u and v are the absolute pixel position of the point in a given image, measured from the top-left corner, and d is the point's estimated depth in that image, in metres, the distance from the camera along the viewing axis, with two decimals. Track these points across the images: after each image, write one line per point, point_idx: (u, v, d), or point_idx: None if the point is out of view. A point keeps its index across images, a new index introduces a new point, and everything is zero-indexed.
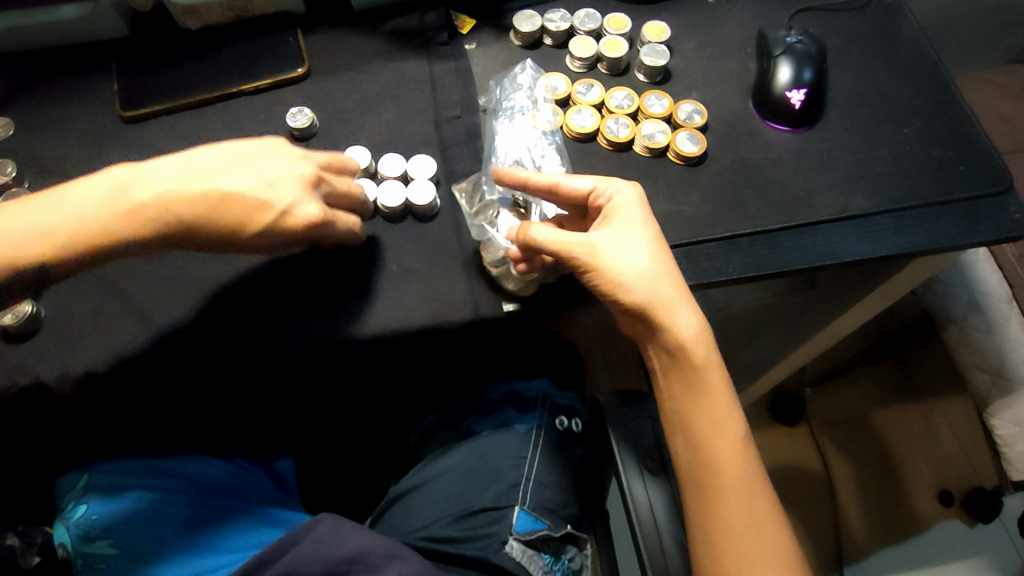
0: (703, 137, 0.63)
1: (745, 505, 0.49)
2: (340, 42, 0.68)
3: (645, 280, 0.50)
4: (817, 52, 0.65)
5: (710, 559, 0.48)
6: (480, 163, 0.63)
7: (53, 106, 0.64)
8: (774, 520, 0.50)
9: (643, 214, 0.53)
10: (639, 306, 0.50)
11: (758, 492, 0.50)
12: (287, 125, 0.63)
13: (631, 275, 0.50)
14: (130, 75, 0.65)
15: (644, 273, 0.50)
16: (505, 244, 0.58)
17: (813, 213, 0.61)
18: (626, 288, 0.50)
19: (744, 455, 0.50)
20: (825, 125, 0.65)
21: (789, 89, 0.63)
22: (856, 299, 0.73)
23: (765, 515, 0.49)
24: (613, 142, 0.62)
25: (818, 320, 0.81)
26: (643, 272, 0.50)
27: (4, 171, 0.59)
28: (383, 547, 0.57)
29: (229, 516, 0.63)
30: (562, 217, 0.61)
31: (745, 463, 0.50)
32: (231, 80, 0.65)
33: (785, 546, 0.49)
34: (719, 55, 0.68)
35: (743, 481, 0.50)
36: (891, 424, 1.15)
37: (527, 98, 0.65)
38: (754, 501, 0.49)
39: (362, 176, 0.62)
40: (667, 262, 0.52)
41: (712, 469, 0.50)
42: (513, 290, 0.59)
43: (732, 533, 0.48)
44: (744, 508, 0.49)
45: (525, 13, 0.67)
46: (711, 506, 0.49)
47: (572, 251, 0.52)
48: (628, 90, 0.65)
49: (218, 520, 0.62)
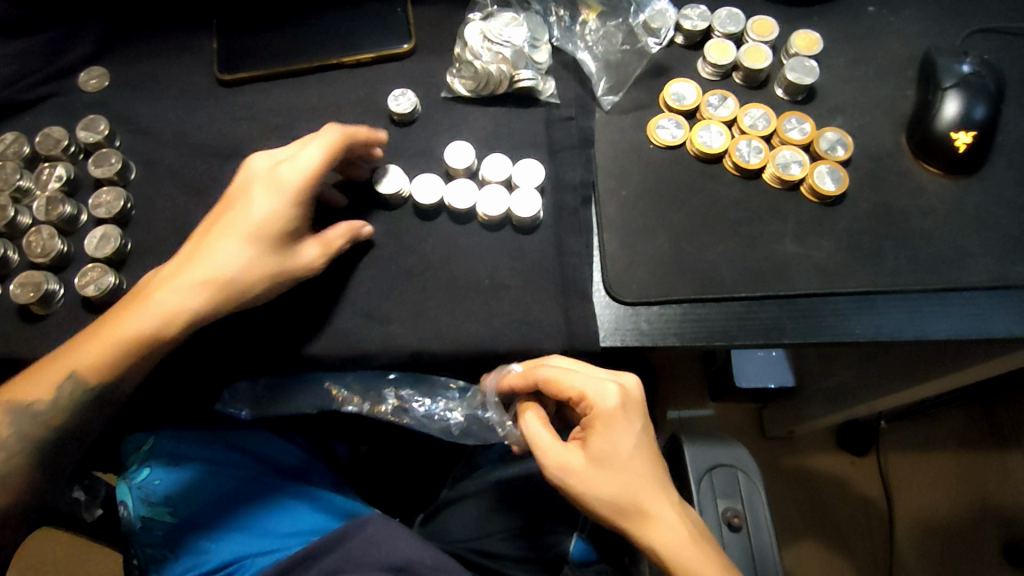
0: (845, 174, 0.55)
1: (606, 479, 0.47)
2: (452, 16, 0.61)
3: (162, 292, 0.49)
4: (994, 87, 0.56)
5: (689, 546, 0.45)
6: (593, 174, 0.56)
7: (151, 61, 0.61)
8: (659, 529, 0.45)
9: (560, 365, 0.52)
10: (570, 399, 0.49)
11: (594, 439, 0.48)
12: (387, 107, 0.58)
13: (563, 376, 0.48)
14: (230, 34, 0.61)
15: (557, 379, 0.48)
16: (529, 62, 0.58)
17: (960, 277, 0.53)
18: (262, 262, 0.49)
19: (631, 445, 0.48)
20: (987, 172, 0.56)
21: (954, 130, 0.55)
22: (961, 367, 0.65)
23: (672, 516, 0.46)
24: (741, 167, 0.55)
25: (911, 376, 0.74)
26: (609, 401, 0.48)
27: (96, 128, 0.57)
28: (432, 559, 0.55)
29: (278, 498, 0.62)
30: (522, 80, 0.57)
31: (630, 452, 0.47)
32: (333, 52, 0.60)
33: (637, 418, 0.48)
34: (873, 76, 0.59)
35: (619, 446, 0.47)
36: (957, 468, 1.08)
37: (537, 79, 0.58)
38: (661, 481, 0.47)
39: (462, 176, 0.56)
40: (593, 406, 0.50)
41: (616, 484, 0.47)
42: (537, 44, 0.59)
43: (630, 483, 0.47)
44: (657, 492, 0.47)
45: (657, 8, 0.60)
46: (619, 488, 0.47)
47: (225, 271, 0.49)
48: (765, 108, 0.58)
49: (270, 501, 0.62)
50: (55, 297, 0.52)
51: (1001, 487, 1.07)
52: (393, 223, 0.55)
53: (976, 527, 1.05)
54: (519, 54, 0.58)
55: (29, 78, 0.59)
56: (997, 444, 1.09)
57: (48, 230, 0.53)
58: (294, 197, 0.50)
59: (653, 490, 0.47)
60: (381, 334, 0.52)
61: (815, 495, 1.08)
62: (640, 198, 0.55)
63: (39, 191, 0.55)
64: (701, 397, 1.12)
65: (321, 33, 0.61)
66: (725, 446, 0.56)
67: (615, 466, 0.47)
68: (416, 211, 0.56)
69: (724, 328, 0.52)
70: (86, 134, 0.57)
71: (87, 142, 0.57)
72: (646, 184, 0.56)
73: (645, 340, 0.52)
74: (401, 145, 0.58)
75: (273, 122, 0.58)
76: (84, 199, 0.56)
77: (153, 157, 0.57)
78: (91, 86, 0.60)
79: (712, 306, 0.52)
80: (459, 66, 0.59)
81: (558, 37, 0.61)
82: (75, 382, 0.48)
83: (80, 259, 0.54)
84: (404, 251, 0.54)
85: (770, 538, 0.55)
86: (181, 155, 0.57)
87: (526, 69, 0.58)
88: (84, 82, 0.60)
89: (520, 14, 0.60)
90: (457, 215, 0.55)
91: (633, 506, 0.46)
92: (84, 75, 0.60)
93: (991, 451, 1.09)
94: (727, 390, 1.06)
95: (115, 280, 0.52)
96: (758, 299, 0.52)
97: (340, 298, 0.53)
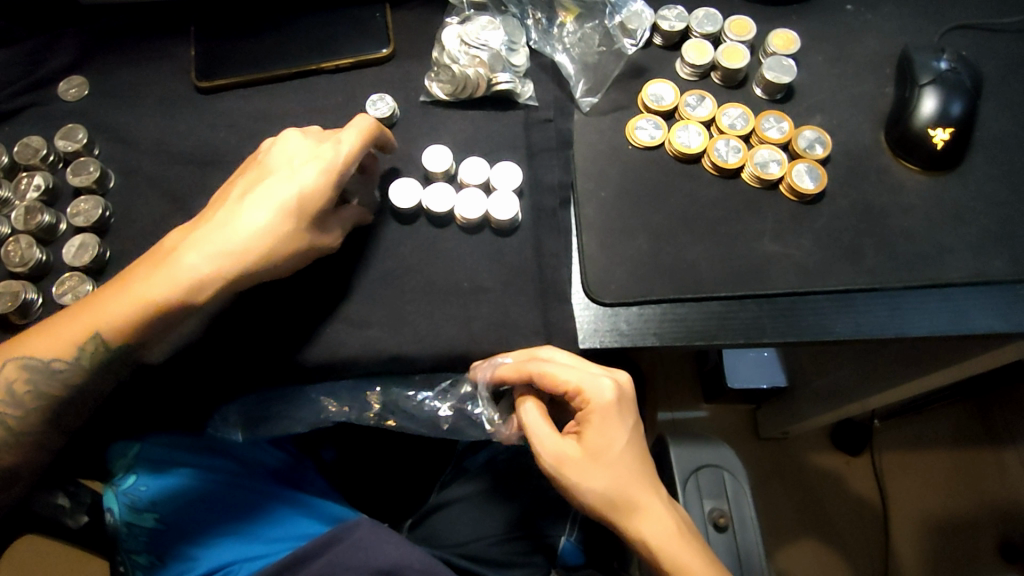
0: (823, 172, 0.55)
1: (601, 471, 0.47)
2: (430, 20, 0.62)
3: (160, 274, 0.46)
4: (971, 84, 0.56)
5: (677, 541, 0.46)
6: (572, 176, 0.56)
7: (130, 69, 0.61)
8: (648, 521, 0.46)
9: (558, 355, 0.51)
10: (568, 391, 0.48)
11: (589, 432, 0.48)
12: (366, 112, 0.58)
13: (564, 369, 0.47)
14: (209, 42, 0.61)
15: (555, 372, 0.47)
16: (507, 64, 0.58)
17: (940, 273, 0.53)
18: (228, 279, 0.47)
19: (622, 441, 0.48)
20: (965, 168, 0.56)
21: (932, 126, 0.55)
22: (947, 364, 0.65)
23: (660, 512, 0.47)
24: (720, 166, 0.55)
25: (900, 374, 0.74)
26: (606, 397, 0.47)
27: (75, 137, 0.57)
28: (421, 563, 0.56)
29: (267, 504, 0.63)
30: (500, 83, 0.57)
31: (621, 448, 0.48)
32: (312, 57, 0.60)
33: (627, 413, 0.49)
34: (851, 74, 0.59)
35: (612, 442, 0.48)
36: (951, 465, 1.08)
37: (515, 82, 0.58)
38: (650, 478, 0.48)
39: (441, 180, 0.56)
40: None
41: (609, 480, 0.47)
42: (516, 47, 0.59)
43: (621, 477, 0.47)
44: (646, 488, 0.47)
45: (634, 10, 0.60)
46: (612, 483, 0.47)
47: (191, 283, 0.46)
48: (744, 108, 0.58)
49: (260, 506, 0.62)
50: (33, 306, 0.52)
51: (995, 484, 1.06)
52: (373, 228, 0.55)
53: (971, 525, 1.05)
54: (497, 57, 0.58)
55: (8, 88, 0.59)
56: (991, 442, 1.09)
57: (26, 239, 0.53)
58: (286, 215, 0.48)
59: (642, 486, 0.47)
60: (360, 339, 0.52)
61: (809, 495, 1.08)
62: (618, 199, 0.55)
63: (18, 201, 0.55)
64: (694, 398, 1.12)
65: (299, 39, 0.61)
66: (710, 447, 0.56)
67: (608, 460, 0.47)
68: (395, 216, 0.55)
69: (704, 327, 0.52)
70: (65, 143, 0.57)
71: (65, 151, 0.57)
72: (625, 186, 0.56)
73: (625, 340, 0.52)
74: None
75: (252, 129, 0.58)
76: (64, 208, 0.56)
77: (132, 165, 0.57)
78: (71, 95, 0.60)
79: (691, 307, 0.52)
80: (437, 70, 0.59)
81: (536, 39, 0.61)
82: (34, 372, 0.47)
83: (59, 268, 0.54)
84: (383, 256, 0.54)
85: (755, 538, 0.54)
86: (160, 163, 0.57)
87: (504, 71, 0.58)
88: (64, 91, 0.60)
89: (498, 17, 0.60)
90: (436, 219, 0.55)
91: (625, 501, 0.46)
92: (63, 84, 0.60)
93: (985, 449, 1.08)
94: (719, 391, 1.06)
95: (93, 288, 0.52)
96: (738, 299, 0.52)
97: (319, 303, 0.53)
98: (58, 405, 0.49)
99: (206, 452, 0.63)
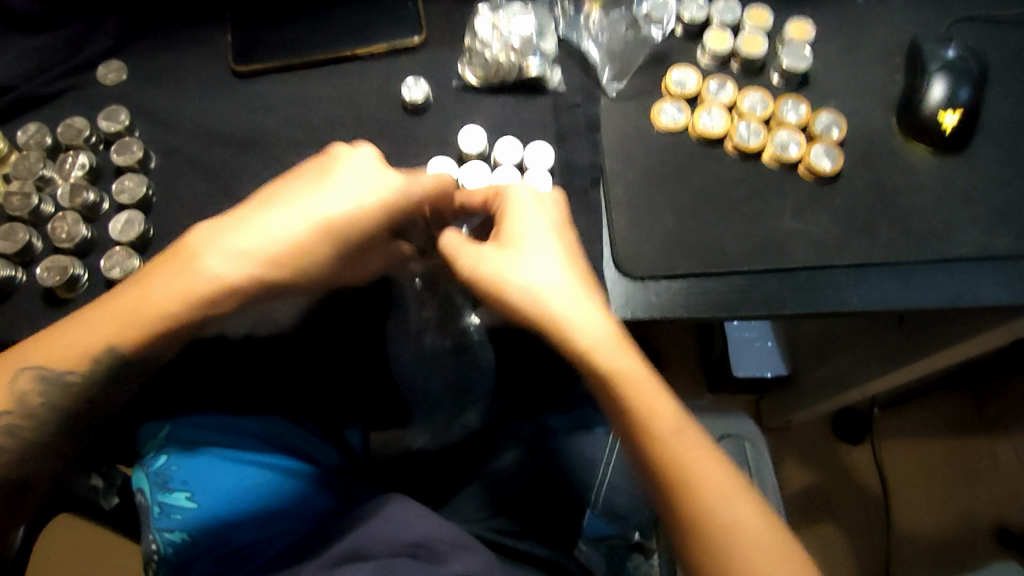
0: (840, 153, 0.58)
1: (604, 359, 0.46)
2: (460, 9, 0.64)
3: (222, 264, 0.47)
4: (977, 71, 0.59)
5: (721, 478, 0.43)
6: (600, 157, 0.58)
7: (168, 54, 0.62)
8: (684, 446, 0.44)
9: (566, 229, 0.51)
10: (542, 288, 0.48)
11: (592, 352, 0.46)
12: (401, 96, 0.60)
13: (512, 277, 0.48)
14: (245, 28, 0.62)
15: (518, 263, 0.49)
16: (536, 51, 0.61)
17: (951, 249, 0.55)
18: (262, 277, 0.48)
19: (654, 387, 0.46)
20: (973, 151, 0.59)
21: (941, 110, 0.58)
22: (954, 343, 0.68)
23: (696, 444, 0.45)
24: (741, 148, 0.58)
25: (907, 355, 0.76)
26: (523, 270, 0.48)
27: (117, 118, 0.59)
28: (450, 536, 0.56)
29: (296, 482, 0.62)
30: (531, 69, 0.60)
31: (655, 397, 0.46)
32: (347, 43, 0.62)
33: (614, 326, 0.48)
34: (863, 62, 0.62)
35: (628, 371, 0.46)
36: (949, 452, 1.11)
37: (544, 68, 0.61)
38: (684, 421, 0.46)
39: (475, 160, 0.58)
40: (574, 263, 0.49)
41: (640, 415, 0.45)
42: (544, 35, 0.61)
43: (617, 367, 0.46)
44: (681, 425, 0.45)
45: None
46: (638, 418, 0.45)
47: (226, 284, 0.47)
48: (763, 93, 0.61)
49: (290, 485, 0.62)
50: (80, 281, 0.54)
51: (991, 469, 1.10)
52: None
53: (969, 510, 1.08)
54: (527, 44, 0.61)
55: (48, 72, 0.61)
56: (988, 429, 1.12)
57: (72, 216, 0.55)
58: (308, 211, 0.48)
59: (642, 382, 0.46)
60: None
61: (814, 483, 1.11)
62: (646, 179, 0.58)
63: (62, 180, 0.57)
64: (700, 387, 1.14)
65: (333, 25, 0.62)
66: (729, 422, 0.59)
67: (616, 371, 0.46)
68: None
69: (729, 300, 0.54)
70: (108, 125, 0.58)
71: (108, 132, 0.58)
72: (651, 166, 0.58)
73: (653, 312, 0.54)
74: (415, 133, 0.60)
75: (290, 112, 0.60)
76: (106, 186, 0.58)
77: (172, 146, 0.59)
78: (110, 79, 0.61)
79: (717, 280, 0.55)
80: (469, 56, 0.61)
81: (563, 28, 0.63)
82: (45, 382, 0.48)
83: (104, 244, 0.55)
84: None
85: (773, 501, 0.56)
86: (199, 144, 0.59)
87: (534, 59, 0.60)
88: (103, 75, 0.61)
89: (526, 6, 0.62)
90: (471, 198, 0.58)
91: (657, 432, 0.44)
92: (102, 69, 0.62)
93: (982, 435, 1.12)
94: (726, 381, 1.09)
95: (138, 264, 0.54)
96: (762, 272, 0.55)
97: None
98: (68, 414, 0.50)
99: (233, 432, 0.63)
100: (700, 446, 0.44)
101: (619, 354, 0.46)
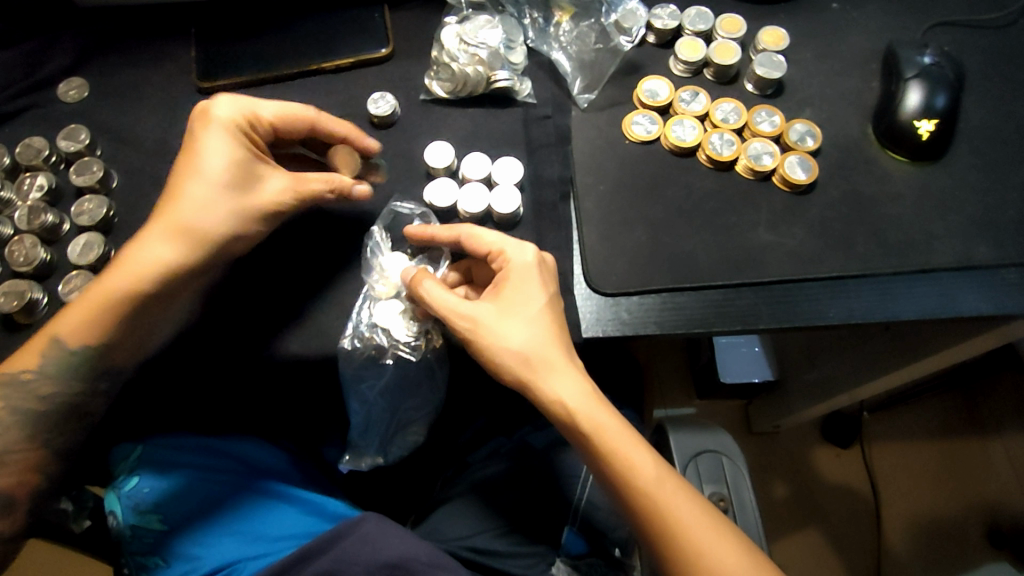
0: (814, 163, 0.57)
1: (593, 426, 0.47)
2: (428, 20, 0.63)
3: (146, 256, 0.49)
4: (954, 77, 0.58)
5: (712, 538, 0.44)
6: (570, 170, 0.57)
7: (130, 70, 0.61)
8: (674, 508, 0.45)
9: (542, 286, 0.50)
10: (533, 355, 0.48)
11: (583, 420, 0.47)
12: (367, 111, 0.59)
13: (505, 340, 0.49)
14: (209, 43, 0.61)
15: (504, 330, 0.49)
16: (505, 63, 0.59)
17: (929, 259, 0.54)
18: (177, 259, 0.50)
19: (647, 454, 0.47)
20: (950, 158, 0.58)
21: (917, 118, 0.56)
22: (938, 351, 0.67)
23: (687, 507, 0.45)
24: (714, 159, 0.57)
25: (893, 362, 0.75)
26: (503, 335, 0.49)
27: (77, 137, 0.57)
28: (426, 555, 0.53)
29: (273, 501, 0.59)
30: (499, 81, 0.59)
31: (648, 462, 0.46)
32: (312, 57, 0.61)
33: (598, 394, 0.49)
34: (839, 69, 0.61)
35: (619, 439, 0.47)
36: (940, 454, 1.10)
37: (513, 80, 0.59)
38: (678, 485, 0.46)
39: (443, 175, 0.57)
40: (551, 326, 0.49)
41: (632, 486, 0.46)
42: (513, 45, 0.60)
43: (606, 435, 0.47)
44: (673, 489, 0.46)
45: (628, 8, 0.62)
46: (632, 489, 0.46)
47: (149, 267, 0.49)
48: (735, 102, 0.60)
49: (265, 504, 0.58)
50: (39, 305, 0.52)
51: (981, 470, 1.09)
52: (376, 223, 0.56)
53: (960, 513, 1.06)
54: (495, 55, 0.59)
55: (8, 91, 0.59)
56: (978, 430, 1.11)
57: (30, 238, 0.54)
58: (222, 192, 0.50)
59: (633, 448, 0.47)
60: None
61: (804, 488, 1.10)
62: (617, 192, 0.57)
63: (21, 201, 0.56)
64: (687, 393, 1.13)
65: (298, 38, 0.61)
66: (706, 437, 0.57)
67: (604, 438, 0.47)
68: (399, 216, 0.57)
69: (703, 316, 0.53)
70: (67, 144, 0.57)
71: (68, 152, 0.57)
72: (623, 179, 0.57)
73: (625, 329, 0.53)
74: (382, 148, 0.59)
75: None
76: (66, 208, 0.57)
77: (135, 165, 0.58)
78: (71, 96, 0.60)
79: (690, 295, 0.54)
80: (437, 69, 0.60)
81: (531, 37, 0.62)
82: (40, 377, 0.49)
83: (64, 267, 0.54)
84: None
85: (751, 517, 0.55)
86: (162, 162, 0.58)
87: (502, 70, 0.59)
88: (64, 92, 0.60)
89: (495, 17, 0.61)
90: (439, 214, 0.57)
91: (650, 501, 0.45)
92: (63, 86, 0.60)
93: (972, 437, 1.11)
94: (713, 387, 1.08)
95: None
96: (736, 286, 0.54)
97: None
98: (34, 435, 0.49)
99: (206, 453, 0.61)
100: (695, 507, 0.45)
101: (597, 409, 0.48)
